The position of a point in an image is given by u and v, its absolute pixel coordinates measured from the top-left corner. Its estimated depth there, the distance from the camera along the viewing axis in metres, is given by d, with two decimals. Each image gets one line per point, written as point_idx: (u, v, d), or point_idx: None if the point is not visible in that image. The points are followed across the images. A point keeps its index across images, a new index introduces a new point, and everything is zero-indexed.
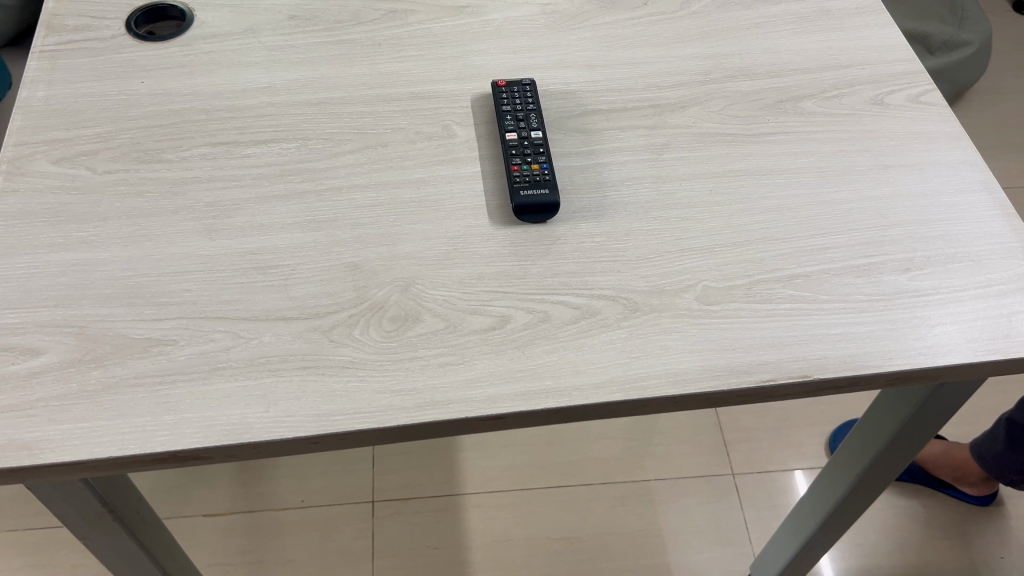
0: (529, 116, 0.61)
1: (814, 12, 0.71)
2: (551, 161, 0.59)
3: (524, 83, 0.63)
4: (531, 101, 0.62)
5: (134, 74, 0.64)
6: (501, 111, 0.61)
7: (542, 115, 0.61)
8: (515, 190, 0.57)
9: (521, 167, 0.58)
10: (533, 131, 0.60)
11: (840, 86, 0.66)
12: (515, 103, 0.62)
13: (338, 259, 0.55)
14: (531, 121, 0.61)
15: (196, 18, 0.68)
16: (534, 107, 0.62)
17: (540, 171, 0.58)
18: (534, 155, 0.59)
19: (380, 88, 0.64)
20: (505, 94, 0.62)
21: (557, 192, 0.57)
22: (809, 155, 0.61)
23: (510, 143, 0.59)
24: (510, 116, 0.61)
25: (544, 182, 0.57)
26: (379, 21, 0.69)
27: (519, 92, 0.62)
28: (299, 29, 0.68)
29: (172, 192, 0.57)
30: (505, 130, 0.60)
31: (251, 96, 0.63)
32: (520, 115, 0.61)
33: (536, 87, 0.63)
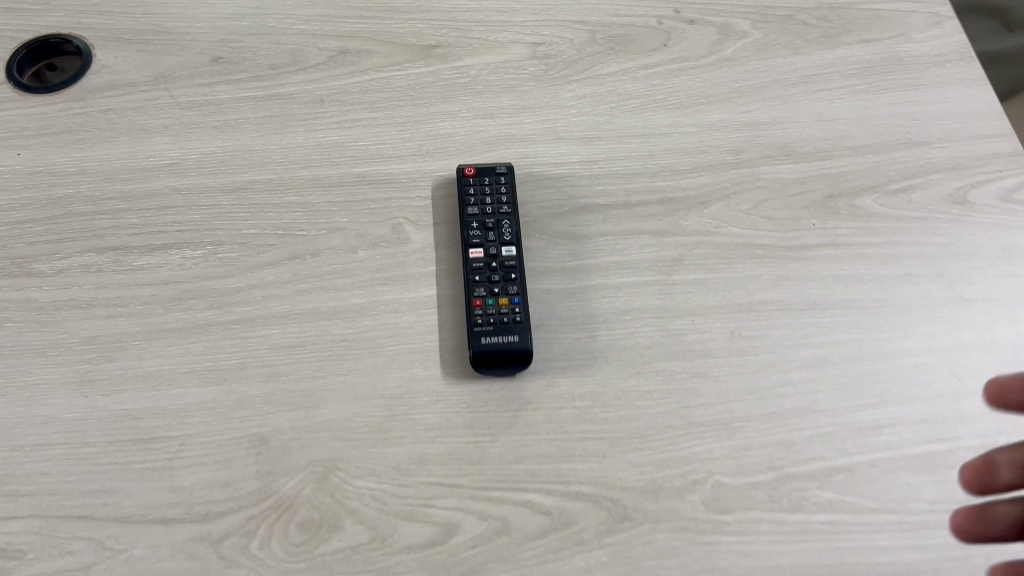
0: (501, 222, 0.47)
1: (880, 61, 0.56)
2: (525, 291, 0.45)
3: (499, 173, 0.49)
4: (505, 200, 0.48)
5: (10, 143, 0.51)
6: (465, 215, 0.47)
7: (519, 222, 0.47)
8: (475, 336, 0.44)
9: (484, 301, 0.45)
10: (505, 246, 0.46)
11: (910, 175, 0.51)
12: (484, 203, 0.48)
13: (242, 430, 0.42)
14: (504, 230, 0.47)
15: (93, 58, 0.54)
16: (509, 209, 0.48)
17: (509, 308, 0.44)
18: (504, 283, 0.45)
19: (318, 167, 0.50)
20: (472, 189, 0.48)
21: (530, 339, 0.44)
22: (865, 280, 0.47)
23: (474, 263, 0.46)
24: (476, 222, 0.47)
25: (512, 326, 0.44)
26: (324, 67, 0.54)
27: (491, 187, 0.48)
28: (222, 77, 0.54)
29: (40, 322, 0.45)
30: (468, 244, 0.46)
31: (152, 179, 0.50)
32: (490, 221, 0.47)
33: (515, 177, 0.49)
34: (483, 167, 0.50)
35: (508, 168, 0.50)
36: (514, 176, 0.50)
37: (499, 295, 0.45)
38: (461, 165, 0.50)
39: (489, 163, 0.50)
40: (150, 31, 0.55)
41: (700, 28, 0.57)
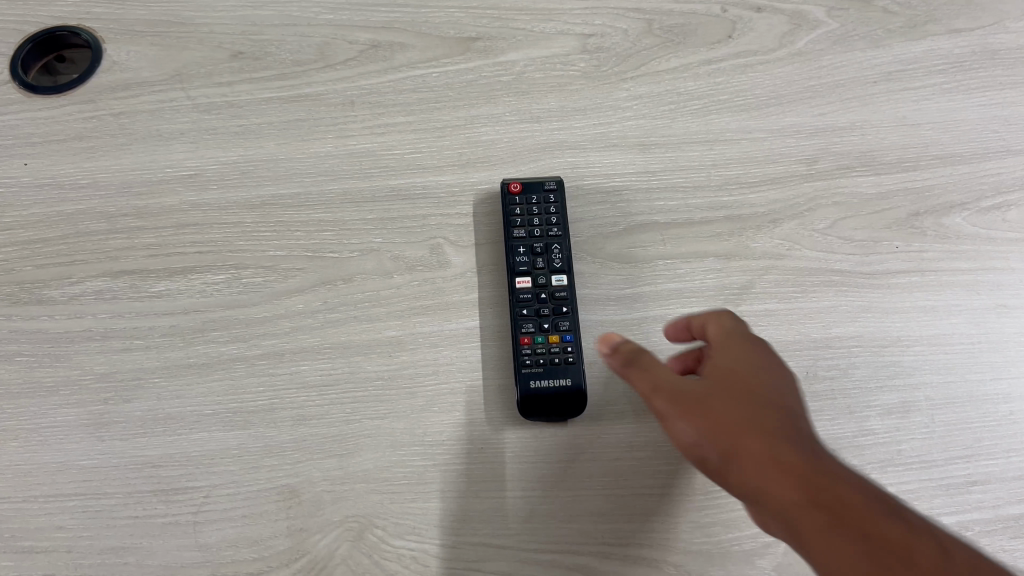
0: (551, 247, 0.43)
1: (970, 55, 0.50)
2: (577, 328, 0.41)
3: (548, 188, 0.44)
4: (554, 221, 0.43)
5: (16, 152, 0.47)
6: (511, 238, 0.43)
7: (571, 246, 0.43)
8: (524, 380, 0.40)
9: (532, 340, 0.41)
10: (555, 274, 0.42)
11: (1003, 190, 0.46)
12: (533, 224, 0.43)
13: (271, 481, 0.39)
14: (554, 256, 0.43)
15: (103, 52, 0.50)
16: (560, 231, 0.43)
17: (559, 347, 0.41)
18: (554, 319, 0.41)
19: (349, 179, 0.46)
20: (518, 207, 0.44)
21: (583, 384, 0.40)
22: (953, 312, 0.43)
23: (521, 294, 0.42)
24: (523, 246, 0.43)
25: (564, 368, 0.40)
26: (354, 63, 0.50)
27: (539, 205, 0.44)
28: (244, 75, 0.49)
29: (52, 356, 0.42)
30: (514, 273, 0.42)
31: (168, 193, 0.46)
32: (538, 245, 0.43)
33: (565, 192, 0.45)
34: (529, 180, 0.45)
35: (558, 180, 0.45)
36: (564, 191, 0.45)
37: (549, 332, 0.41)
38: (506, 178, 0.45)
39: (536, 175, 0.46)
40: (164, 21, 0.51)
41: (768, 15, 0.51)
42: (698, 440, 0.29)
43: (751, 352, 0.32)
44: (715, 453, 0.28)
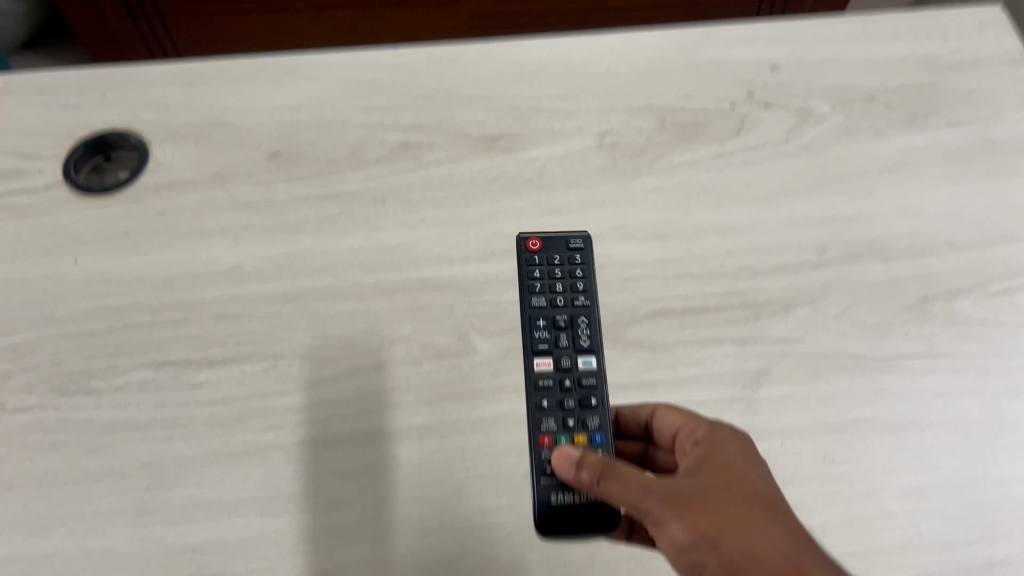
0: (577, 321, 0.43)
1: (972, 146, 0.53)
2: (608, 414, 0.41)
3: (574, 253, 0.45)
4: (580, 290, 0.44)
5: (67, 249, 0.50)
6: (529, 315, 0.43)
7: (602, 326, 0.43)
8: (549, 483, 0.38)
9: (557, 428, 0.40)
10: (580, 358, 0.42)
11: (1011, 276, 0.48)
12: (555, 294, 0.44)
13: (306, 567, 0.40)
14: (578, 334, 0.43)
15: (150, 154, 0.53)
16: (585, 301, 0.44)
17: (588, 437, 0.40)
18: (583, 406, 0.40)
19: (380, 271, 0.49)
20: (540, 268, 0.45)
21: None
22: (966, 396, 0.44)
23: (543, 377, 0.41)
24: (547, 321, 0.43)
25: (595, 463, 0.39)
26: (384, 161, 0.53)
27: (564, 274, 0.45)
28: (281, 174, 0.52)
29: (98, 445, 0.43)
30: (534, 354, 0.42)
31: (210, 286, 0.48)
32: (563, 321, 0.43)
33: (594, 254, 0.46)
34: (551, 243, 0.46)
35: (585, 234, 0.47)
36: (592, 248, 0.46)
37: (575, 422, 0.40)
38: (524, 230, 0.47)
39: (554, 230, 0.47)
40: (207, 125, 0.54)
41: (775, 113, 0.54)
42: (697, 541, 0.31)
43: (730, 457, 0.35)
44: (713, 555, 0.31)
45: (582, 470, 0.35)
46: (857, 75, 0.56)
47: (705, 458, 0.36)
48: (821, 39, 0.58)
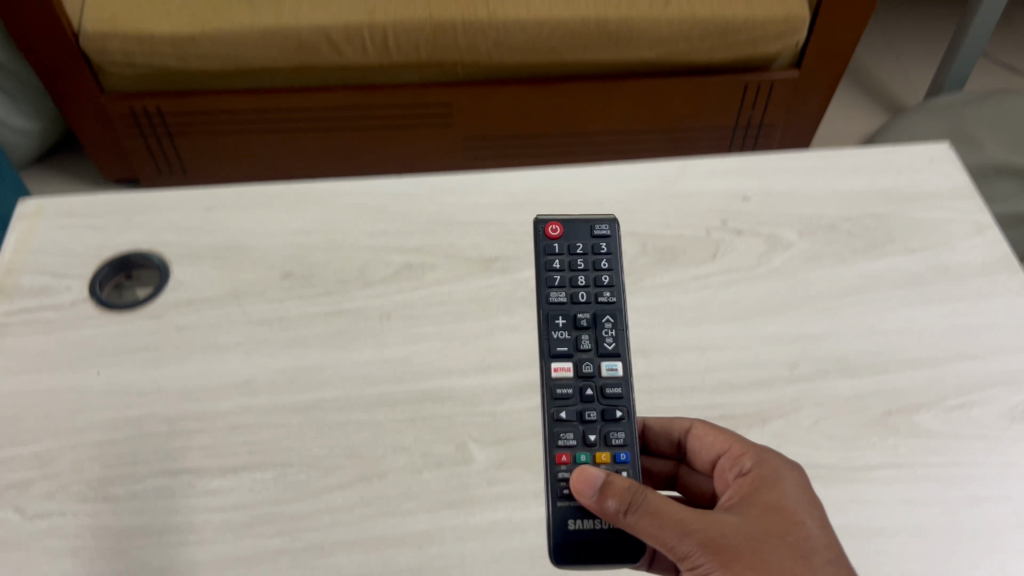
0: (599, 323, 0.53)
1: (928, 272, 0.60)
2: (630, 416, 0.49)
3: (597, 260, 0.55)
4: (601, 286, 0.54)
5: (90, 361, 0.53)
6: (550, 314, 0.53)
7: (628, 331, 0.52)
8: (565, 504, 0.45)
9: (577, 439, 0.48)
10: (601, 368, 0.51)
11: (968, 391, 0.53)
12: (579, 287, 0.54)
13: None
14: (600, 339, 0.52)
15: (170, 274, 0.57)
16: (608, 299, 0.54)
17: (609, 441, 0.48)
18: (604, 408, 0.49)
19: (384, 383, 0.52)
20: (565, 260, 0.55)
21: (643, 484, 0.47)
22: (930, 503, 0.48)
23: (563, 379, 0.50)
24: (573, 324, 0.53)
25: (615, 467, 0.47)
26: (388, 281, 0.58)
27: (588, 278, 0.54)
28: (293, 293, 0.57)
29: (115, 549, 0.46)
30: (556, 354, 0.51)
31: (224, 397, 0.52)
32: (586, 324, 0.52)
33: (616, 250, 0.56)
34: (577, 238, 0.57)
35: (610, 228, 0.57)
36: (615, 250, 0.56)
37: (594, 423, 0.49)
38: (544, 219, 0.57)
39: (578, 224, 0.57)
40: (225, 247, 0.59)
41: (748, 240, 0.62)
42: None
43: (765, 498, 0.44)
44: None
45: (607, 499, 0.43)
46: (818, 208, 0.64)
47: (748, 494, 0.44)
48: (790, 173, 0.66)
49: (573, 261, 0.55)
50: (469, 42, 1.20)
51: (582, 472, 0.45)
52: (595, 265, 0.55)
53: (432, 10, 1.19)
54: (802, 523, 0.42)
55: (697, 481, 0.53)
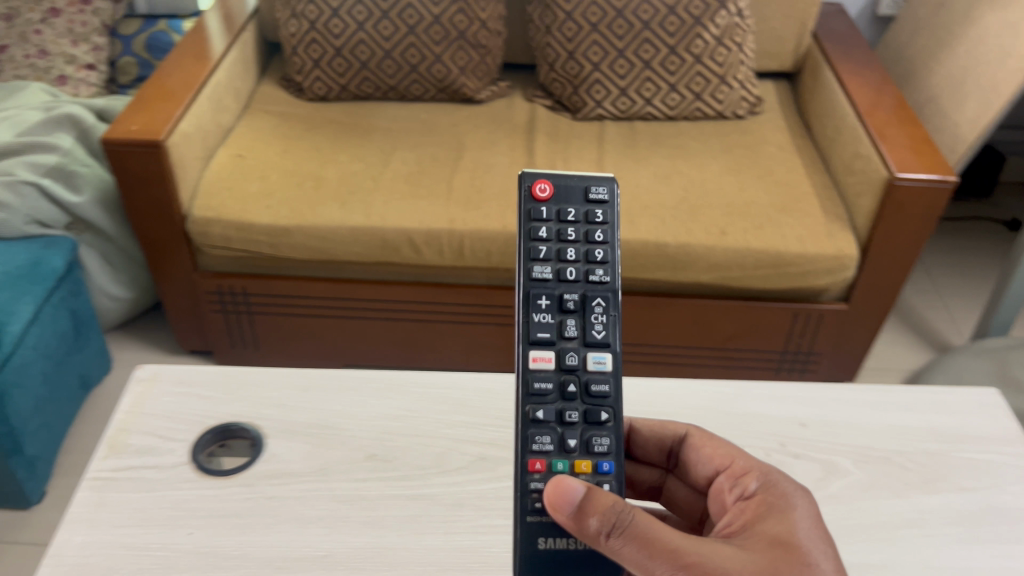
0: (584, 311, 0.59)
1: (979, 510, 0.62)
2: (612, 413, 0.58)
3: (590, 232, 0.61)
4: (588, 263, 0.60)
5: (183, 521, 0.57)
6: (535, 292, 0.59)
7: (615, 318, 0.59)
8: (538, 522, 0.54)
9: (553, 445, 0.56)
10: (580, 361, 0.58)
11: None
12: (566, 265, 0.60)
13: None
14: (582, 332, 0.59)
15: (266, 446, 0.63)
16: (596, 282, 0.60)
17: (591, 445, 0.57)
18: (585, 411, 0.58)
19: (454, 570, 0.55)
20: (554, 228, 0.60)
21: (620, 492, 0.56)
22: None
23: (545, 370, 0.58)
24: (555, 305, 0.59)
25: (596, 474, 0.56)
26: (464, 471, 0.62)
27: (578, 255, 0.60)
28: (376, 473, 0.61)
29: None
30: (537, 339, 0.58)
31: (304, 568, 0.55)
32: (569, 310, 0.59)
33: (610, 217, 0.62)
34: (569, 202, 0.62)
35: (606, 192, 0.62)
36: (610, 217, 0.62)
37: (571, 427, 0.57)
38: (535, 176, 0.61)
39: (572, 187, 0.62)
40: (317, 425, 0.64)
41: (805, 463, 0.65)
42: None
43: (775, 527, 0.51)
44: None
45: (589, 519, 0.49)
46: (871, 440, 0.67)
47: (755, 523, 0.52)
48: (844, 403, 0.71)
49: (562, 230, 0.60)
50: None
51: (559, 484, 0.52)
52: (587, 237, 0.61)
53: (506, 223, 1.31)
54: (814, 564, 0.49)
55: (677, 488, 0.67)
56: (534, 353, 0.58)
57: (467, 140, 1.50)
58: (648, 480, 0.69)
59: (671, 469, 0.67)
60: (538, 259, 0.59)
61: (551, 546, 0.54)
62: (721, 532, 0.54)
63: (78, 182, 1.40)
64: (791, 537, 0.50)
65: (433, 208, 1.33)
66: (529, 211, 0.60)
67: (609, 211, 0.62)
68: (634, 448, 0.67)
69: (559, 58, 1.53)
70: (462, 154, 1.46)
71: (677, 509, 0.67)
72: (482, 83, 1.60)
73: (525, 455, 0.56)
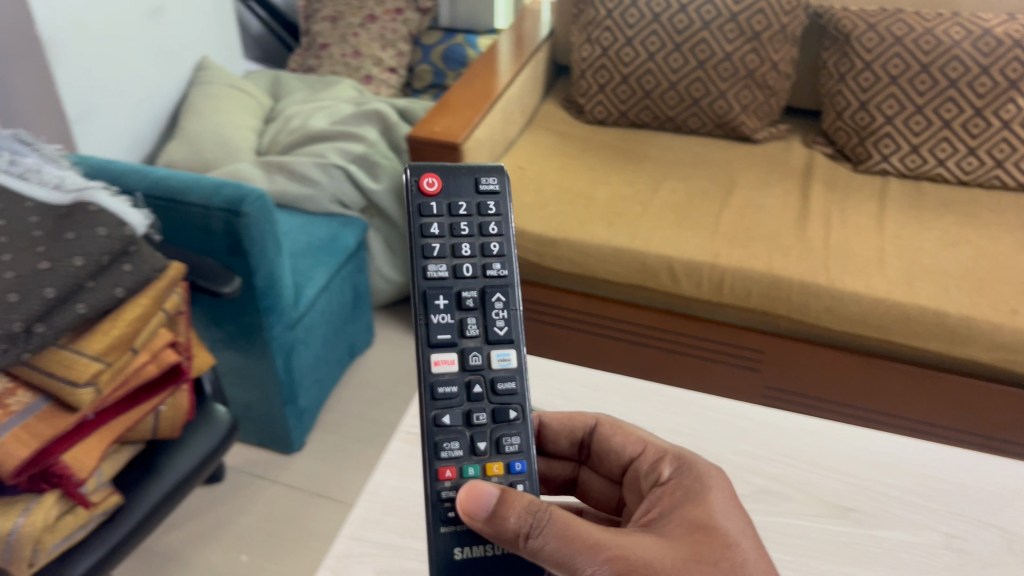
0: (485, 306, 0.58)
1: None
2: (520, 410, 0.56)
3: (484, 225, 0.60)
4: (479, 256, 0.59)
5: None
6: (433, 292, 0.57)
7: (515, 311, 0.58)
8: (451, 533, 0.52)
9: (462, 450, 0.54)
10: (483, 356, 0.57)
11: None
12: (461, 260, 0.59)
13: None
14: (481, 326, 0.57)
15: None
16: (493, 277, 0.59)
17: (502, 445, 0.55)
18: (494, 409, 0.56)
19: None
20: (442, 223, 0.59)
21: (534, 490, 0.54)
22: None
23: (449, 372, 0.56)
24: (451, 305, 0.57)
25: (508, 475, 0.55)
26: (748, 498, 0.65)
27: (472, 249, 0.59)
28: None
29: None
30: (439, 341, 0.56)
31: None
32: (464, 307, 0.57)
33: (503, 208, 0.61)
34: (459, 196, 0.61)
35: (497, 183, 0.62)
36: (502, 210, 0.61)
37: (483, 430, 0.55)
38: (422, 170, 0.60)
39: (462, 180, 0.61)
40: None
41: None
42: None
43: (693, 501, 0.52)
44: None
45: (506, 520, 0.47)
46: None
47: (675, 506, 0.52)
48: None
49: (455, 225, 0.59)
50: (800, 302, 1.28)
51: (473, 490, 0.49)
52: (481, 232, 0.60)
53: (773, 265, 1.29)
54: (734, 544, 0.49)
55: (593, 483, 0.66)
56: (436, 356, 0.56)
57: (740, 178, 1.50)
58: (561, 475, 0.68)
59: (584, 461, 0.67)
60: (433, 256, 0.58)
61: (467, 555, 0.52)
62: (639, 520, 0.53)
63: (378, 171, 1.55)
64: (708, 517, 0.50)
65: (698, 240, 1.34)
66: (419, 206, 0.59)
67: (502, 203, 0.62)
68: (544, 443, 0.67)
69: (849, 107, 1.50)
70: (732, 191, 1.46)
71: (592, 501, 0.67)
72: (761, 123, 1.60)
73: (434, 464, 0.54)
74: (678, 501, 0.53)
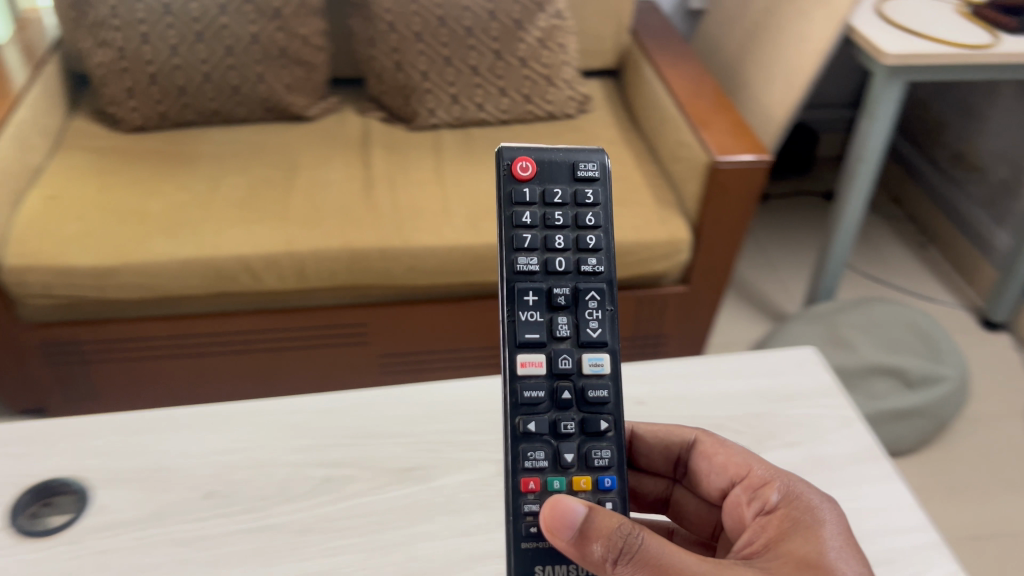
0: (574, 310, 0.57)
1: (808, 464, 0.69)
2: (611, 422, 0.56)
3: (581, 215, 0.59)
4: (570, 249, 0.58)
5: None
6: (522, 288, 0.56)
7: (611, 313, 0.57)
8: (533, 550, 0.53)
9: (547, 461, 0.54)
10: (572, 369, 0.56)
11: None
12: (548, 253, 0.57)
13: None
14: (563, 330, 0.56)
15: (92, 496, 0.64)
16: (586, 272, 0.57)
17: (591, 459, 0.55)
18: (585, 420, 0.56)
19: None
20: (536, 211, 0.58)
21: (620, 509, 0.55)
22: None
23: (536, 376, 0.55)
24: (537, 306, 0.56)
25: (596, 491, 0.55)
26: (308, 496, 0.66)
27: (567, 241, 0.58)
28: (215, 510, 0.64)
29: None
30: (526, 341, 0.55)
31: None
32: (550, 312, 0.56)
33: (601, 194, 0.59)
34: (554, 180, 0.59)
35: (596, 167, 0.60)
36: (600, 197, 0.59)
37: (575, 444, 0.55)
38: (517, 153, 0.58)
39: (557, 162, 0.59)
40: (149, 469, 0.66)
41: None
42: None
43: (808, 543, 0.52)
44: None
45: (592, 543, 0.49)
46: (711, 409, 0.73)
47: (776, 544, 0.53)
48: (684, 376, 0.76)
49: (549, 215, 0.58)
50: (383, 267, 1.28)
51: (557, 506, 0.50)
52: (577, 222, 0.59)
53: (346, 240, 1.27)
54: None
55: (684, 497, 0.69)
56: (522, 357, 0.55)
57: (301, 159, 1.46)
58: (653, 493, 0.71)
59: (679, 479, 0.69)
60: (524, 248, 0.57)
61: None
62: (743, 552, 0.55)
63: None
64: (813, 557, 0.51)
65: (267, 232, 1.28)
66: (511, 193, 0.58)
67: (601, 189, 0.60)
68: (641, 459, 0.70)
69: (386, 69, 1.53)
70: (295, 172, 1.43)
71: (688, 523, 0.70)
72: (310, 100, 1.58)
73: (517, 475, 0.54)
74: (783, 538, 0.53)
